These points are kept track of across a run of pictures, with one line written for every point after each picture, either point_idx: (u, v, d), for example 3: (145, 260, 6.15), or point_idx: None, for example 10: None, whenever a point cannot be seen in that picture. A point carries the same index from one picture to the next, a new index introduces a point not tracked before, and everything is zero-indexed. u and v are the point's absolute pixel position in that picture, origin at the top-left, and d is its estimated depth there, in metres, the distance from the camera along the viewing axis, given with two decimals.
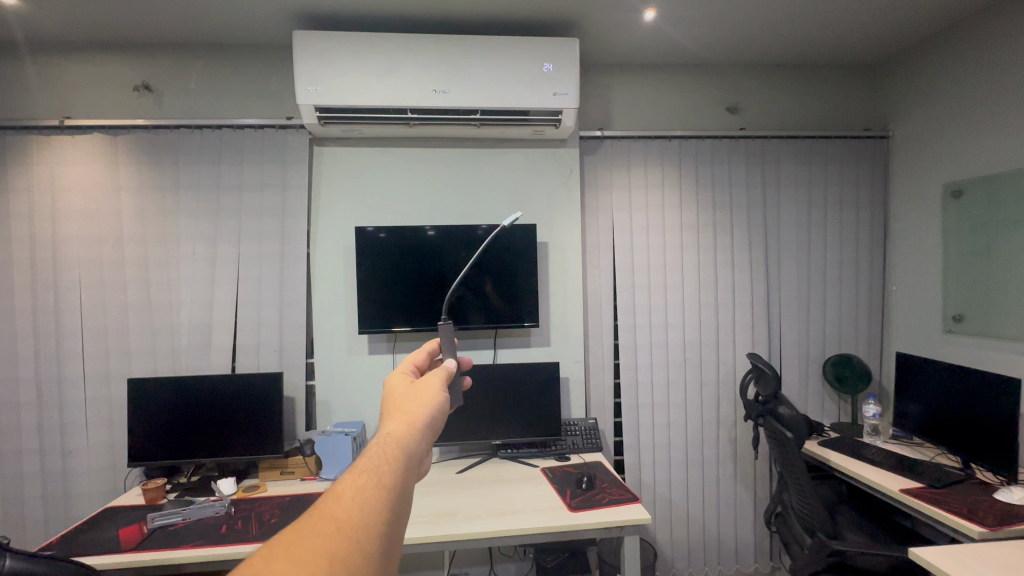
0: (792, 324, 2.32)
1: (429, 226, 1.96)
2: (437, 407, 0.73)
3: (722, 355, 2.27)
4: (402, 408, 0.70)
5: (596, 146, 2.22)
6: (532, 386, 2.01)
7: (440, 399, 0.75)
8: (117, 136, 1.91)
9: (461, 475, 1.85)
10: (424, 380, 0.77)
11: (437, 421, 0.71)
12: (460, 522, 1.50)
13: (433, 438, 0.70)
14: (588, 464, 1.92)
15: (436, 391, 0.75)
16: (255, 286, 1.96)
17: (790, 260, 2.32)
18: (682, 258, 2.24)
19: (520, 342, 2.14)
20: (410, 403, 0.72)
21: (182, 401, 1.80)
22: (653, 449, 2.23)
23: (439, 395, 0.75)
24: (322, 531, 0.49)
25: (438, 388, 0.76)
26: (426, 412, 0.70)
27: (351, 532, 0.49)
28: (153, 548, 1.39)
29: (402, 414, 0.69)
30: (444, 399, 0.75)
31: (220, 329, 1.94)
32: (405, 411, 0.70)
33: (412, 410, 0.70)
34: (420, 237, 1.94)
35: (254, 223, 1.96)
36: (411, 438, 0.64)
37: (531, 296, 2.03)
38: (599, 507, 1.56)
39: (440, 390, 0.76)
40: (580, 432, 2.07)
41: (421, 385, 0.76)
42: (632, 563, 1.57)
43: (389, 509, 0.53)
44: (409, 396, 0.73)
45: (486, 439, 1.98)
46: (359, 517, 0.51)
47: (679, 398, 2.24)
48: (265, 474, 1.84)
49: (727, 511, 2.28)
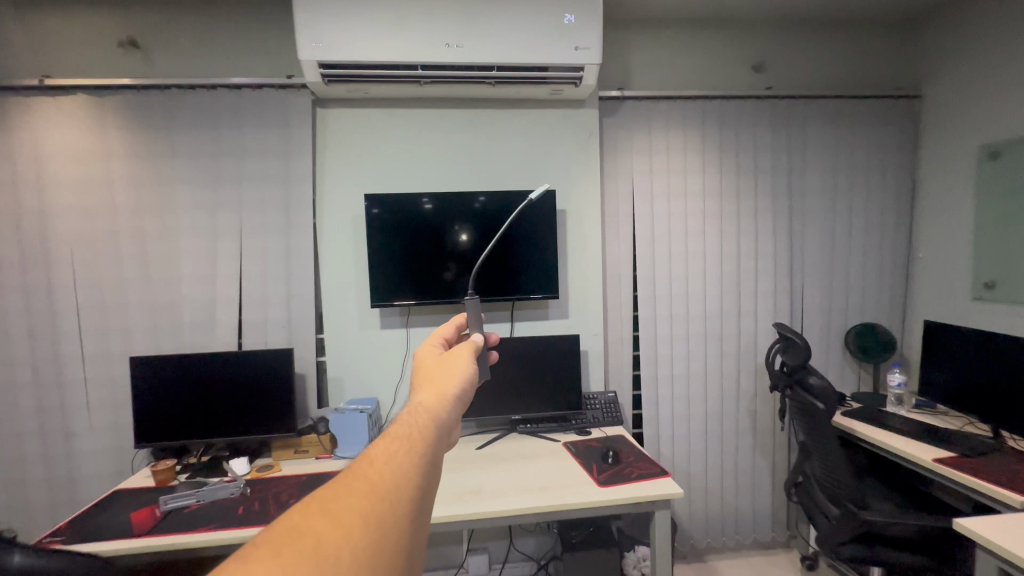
0: (815, 293, 2.26)
1: (425, 196, 1.85)
2: (463, 385, 0.81)
3: (744, 325, 2.21)
4: (433, 387, 0.80)
5: (616, 107, 2.09)
6: (551, 359, 1.95)
7: (467, 376, 0.83)
8: (103, 97, 1.76)
9: (481, 450, 1.80)
10: (450, 361, 0.86)
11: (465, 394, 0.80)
12: (479, 500, 1.45)
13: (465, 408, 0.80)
14: (610, 437, 1.88)
15: (464, 372, 0.83)
16: (260, 258, 1.85)
17: (815, 227, 2.24)
18: (704, 227, 2.15)
19: (538, 314, 2.07)
20: (441, 383, 0.80)
21: (187, 381, 1.72)
22: (673, 421, 2.20)
23: (466, 372, 0.83)
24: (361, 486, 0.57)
25: (465, 368, 0.84)
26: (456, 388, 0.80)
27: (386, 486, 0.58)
28: (168, 532, 1.33)
29: (433, 392, 0.78)
30: (471, 375, 0.83)
31: (224, 305, 1.84)
32: (435, 388, 0.79)
33: (442, 388, 0.79)
34: (416, 210, 1.84)
35: (256, 191, 1.84)
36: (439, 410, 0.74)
37: (549, 267, 1.95)
38: (626, 482, 1.52)
39: (468, 368, 0.85)
40: (599, 405, 2.02)
41: (447, 365, 0.85)
42: (662, 538, 1.52)
43: (420, 469, 0.61)
44: (441, 378, 0.82)
45: (505, 415, 1.92)
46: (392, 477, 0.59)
47: (700, 371, 2.19)
48: (278, 453, 1.77)
49: (746, 481, 2.26)
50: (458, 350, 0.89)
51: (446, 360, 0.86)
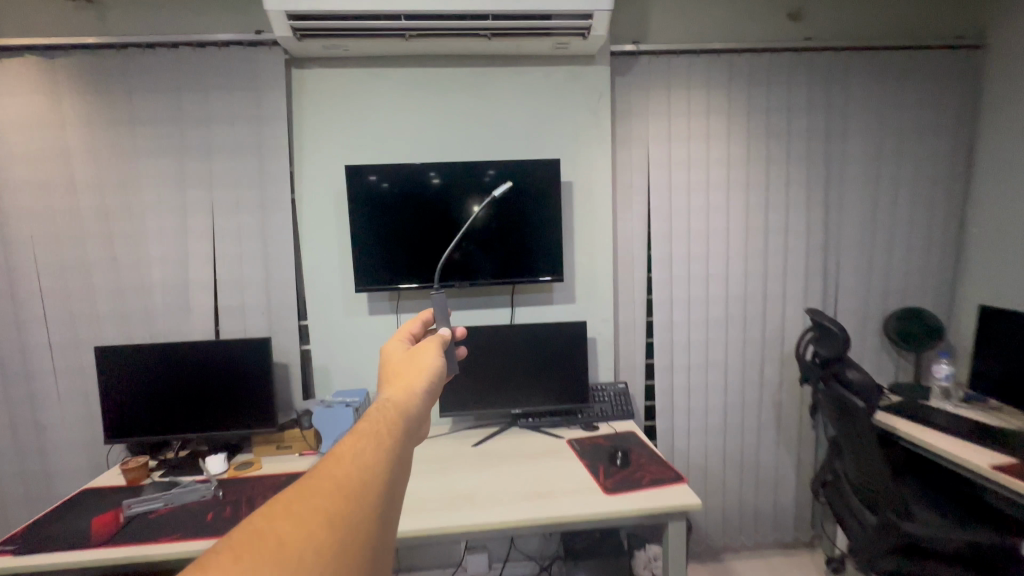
0: (851, 273, 2.02)
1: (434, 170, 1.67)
2: (432, 380, 0.73)
3: (771, 310, 1.99)
4: (399, 381, 0.71)
5: (631, 64, 1.85)
6: (555, 348, 1.77)
7: (435, 368, 0.76)
8: (55, 58, 1.58)
9: (476, 447, 1.65)
10: (419, 355, 0.77)
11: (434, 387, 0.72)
12: (469, 508, 1.30)
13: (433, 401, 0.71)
14: (619, 434, 1.71)
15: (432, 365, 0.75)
16: (234, 238, 1.69)
17: (854, 200, 1.99)
18: (728, 200, 1.92)
19: (541, 298, 1.88)
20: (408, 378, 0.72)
21: (159, 372, 1.59)
22: (689, 414, 2.02)
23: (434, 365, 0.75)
24: (324, 489, 0.47)
25: (433, 360, 0.76)
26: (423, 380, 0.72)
27: (357, 488, 0.48)
28: (128, 542, 1.21)
29: (400, 386, 0.69)
30: (438, 369, 0.75)
31: (198, 289, 1.69)
32: (402, 382, 0.71)
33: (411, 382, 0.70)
34: (422, 185, 1.66)
35: (227, 163, 1.66)
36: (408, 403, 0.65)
37: (553, 247, 1.76)
38: (636, 490, 1.35)
39: (436, 360, 0.77)
40: (608, 398, 1.85)
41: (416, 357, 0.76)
42: (675, 553, 1.35)
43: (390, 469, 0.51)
44: (407, 373, 0.73)
45: (504, 408, 1.77)
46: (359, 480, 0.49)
47: (720, 359, 2.00)
48: (259, 449, 1.65)
49: (768, 478, 2.09)
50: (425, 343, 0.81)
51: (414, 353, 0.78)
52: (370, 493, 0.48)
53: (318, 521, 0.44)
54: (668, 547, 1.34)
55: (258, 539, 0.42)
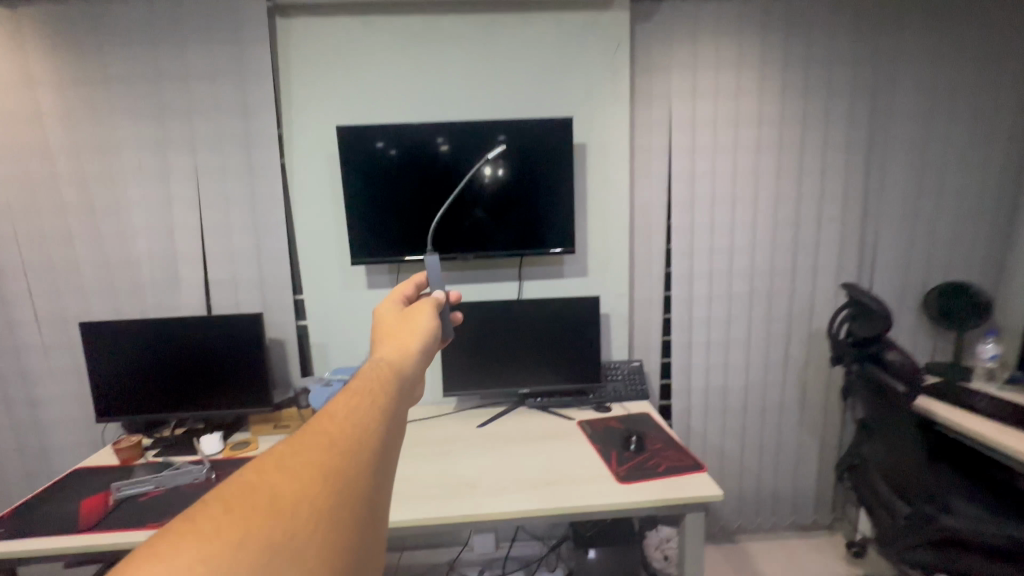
0: (891, 245, 1.85)
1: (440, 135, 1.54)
2: (428, 339, 0.69)
3: (799, 284, 1.84)
4: (394, 342, 0.67)
5: (653, 9, 1.65)
6: (566, 324, 1.66)
7: (430, 328, 0.71)
8: (18, 9, 1.44)
9: (481, 429, 1.56)
10: (413, 315, 0.72)
11: (428, 347, 0.68)
12: (472, 497, 1.21)
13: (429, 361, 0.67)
14: (633, 416, 1.61)
15: (427, 325, 0.70)
16: (223, 206, 1.58)
17: (899, 163, 1.79)
18: (758, 164, 1.74)
19: (551, 271, 1.76)
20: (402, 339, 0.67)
21: (150, 349, 1.51)
22: (706, 394, 1.91)
23: (427, 326, 0.71)
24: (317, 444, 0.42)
25: (428, 320, 0.72)
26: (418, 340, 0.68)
27: (352, 435, 0.43)
28: (116, 526, 1.16)
29: (395, 347, 0.65)
30: (434, 328, 0.71)
31: (187, 261, 1.60)
32: (396, 343, 0.67)
33: (406, 341, 0.66)
34: (428, 149, 1.53)
35: (211, 125, 1.54)
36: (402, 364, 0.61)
37: (564, 216, 1.62)
38: (651, 479, 1.25)
39: (430, 319, 0.73)
40: (621, 377, 1.75)
41: (410, 317, 0.72)
42: (693, 548, 1.26)
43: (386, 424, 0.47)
44: (401, 334, 0.69)
45: (511, 387, 1.67)
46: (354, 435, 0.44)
47: (742, 337, 1.87)
48: (255, 429, 1.58)
49: (789, 460, 1.99)
50: (418, 303, 0.76)
51: (408, 313, 0.73)
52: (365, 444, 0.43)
53: (311, 470, 0.40)
54: (686, 540, 1.25)
55: (245, 496, 0.38)
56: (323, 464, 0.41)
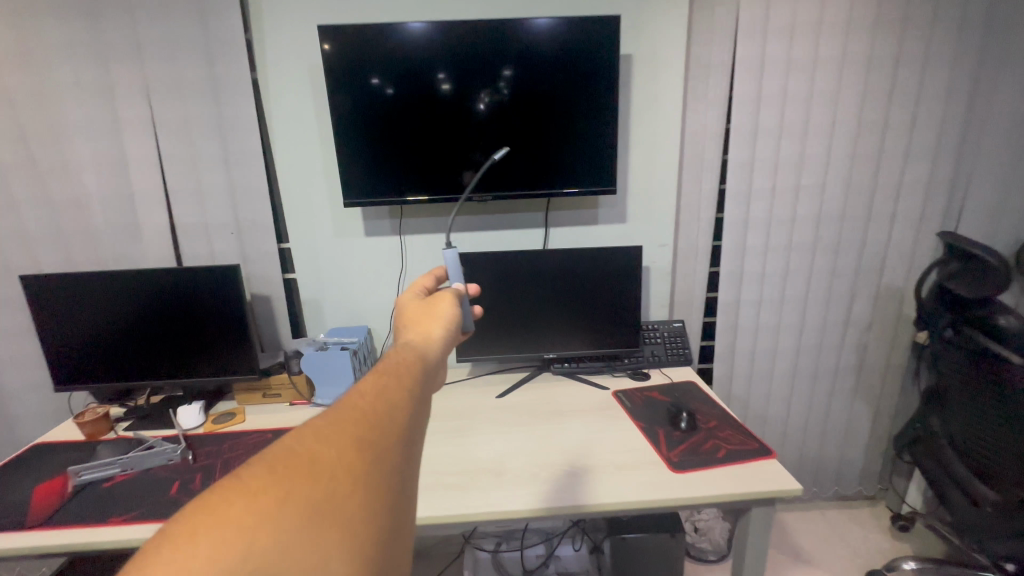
0: (986, 187, 1.55)
1: (439, 69, 1.23)
2: (449, 325, 0.71)
3: (871, 234, 1.57)
4: (417, 325, 0.69)
5: None
6: (600, 280, 1.41)
7: (452, 317, 0.72)
8: None
9: (502, 400, 1.36)
10: (436, 302, 0.74)
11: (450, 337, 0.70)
12: (496, 487, 1.01)
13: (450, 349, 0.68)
14: (677, 385, 1.39)
15: (448, 312, 0.72)
16: (184, 134, 1.29)
17: (1012, 86, 1.46)
18: (838, 84, 1.42)
19: (581, 216, 1.49)
20: (424, 324, 0.69)
21: (109, 308, 1.27)
22: (752, 358, 1.69)
23: (449, 315, 0.72)
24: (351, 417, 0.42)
25: (449, 308, 0.74)
26: (440, 328, 0.69)
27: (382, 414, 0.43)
28: (73, 522, 0.96)
29: (418, 331, 0.68)
30: (456, 316, 0.73)
31: (148, 203, 1.34)
32: (419, 329, 0.69)
33: (428, 328, 0.68)
34: (430, 77, 1.23)
35: (159, 27, 1.22)
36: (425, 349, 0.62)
37: (601, 148, 1.33)
38: (710, 466, 1.04)
39: (451, 309, 0.74)
40: (660, 339, 1.52)
41: (432, 304, 0.74)
42: (755, 547, 1.06)
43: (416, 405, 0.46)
44: (424, 321, 0.70)
45: (535, 352, 1.45)
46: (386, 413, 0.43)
47: (798, 294, 1.62)
48: (242, 398, 1.38)
49: (837, 430, 1.80)
50: (439, 293, 0.78)
51: (429, 302, 0.75)
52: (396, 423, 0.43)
53: (343, 440, 0.39)
54: (748, 537, 1.05)
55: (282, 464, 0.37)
56: (355, 437, 0.40)
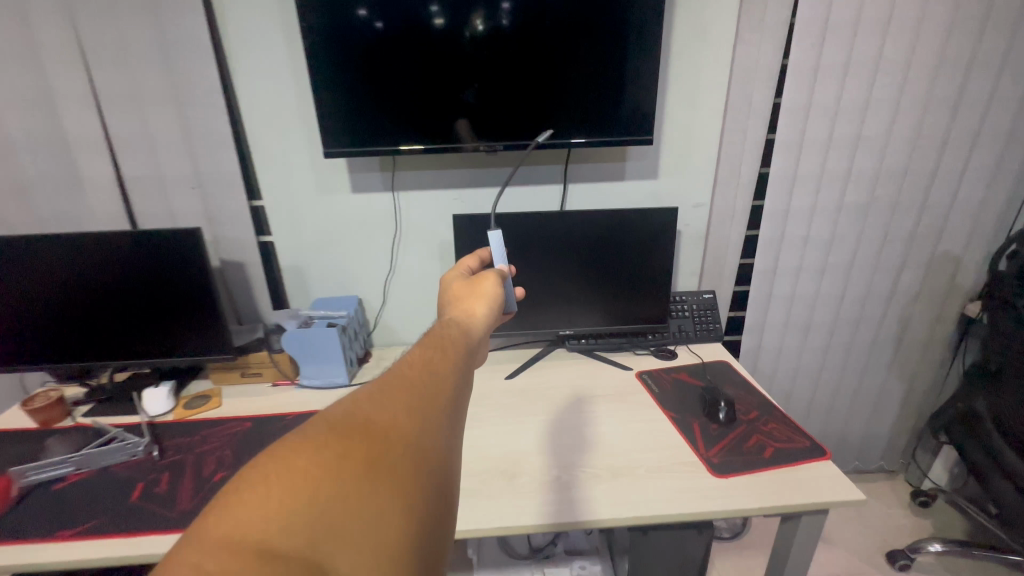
0: None
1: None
2: (492, 305, 0.74)
3: (932, 195, 1.37)
4: (460, 302, 0.73)
5: None
6: (626, 247, 1.22)
7: (494, 298, 0.75)
8: None
9: (512, 382, 1.21)
10: (481, 280, 0.77)
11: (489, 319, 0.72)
12: (511, 493, 0.87)
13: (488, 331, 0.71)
14: (708, 366, 1.24)
15: (492, 291, 0.75)
16: (121, 63, 1.05)
17: None
18: (922, 12, 1.17)
19: (605, 171, 1.28)
20: (468, 301, 0.73)
21: (49, 278, 1.08)
22: (783, 331, 1.54)
23: (491, 296, 0.75)
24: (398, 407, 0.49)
25: (493, 286, 0.77)
26: (482, 310, 0.72)
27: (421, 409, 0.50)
28: (18, 536, 0.82)
29: (462, 308, 0.72)
30: (499, 296, 0.76)
31: (88, 151, 1.11)
32: (463, 306, 0.73)
33: (472, 305, 0.72)
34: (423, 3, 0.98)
35: None
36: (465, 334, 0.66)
37: (635, 87, 1.10)
38: (757, 468, 0.90)
39: (495, 289, 0.76)
40: (687, 313, 1.36)
41: (477, 283, 0.77)
42: (800, 555, 0.94)
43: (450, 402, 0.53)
44: (468, 299, 0.74)
45: (549, 327, 1.29)
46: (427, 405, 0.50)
47: (842, 263, 1.44)
48: (218, 378, 1.22)
49: (864, 406, 1.68)
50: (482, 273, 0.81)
51: (473, 280, 0.78)
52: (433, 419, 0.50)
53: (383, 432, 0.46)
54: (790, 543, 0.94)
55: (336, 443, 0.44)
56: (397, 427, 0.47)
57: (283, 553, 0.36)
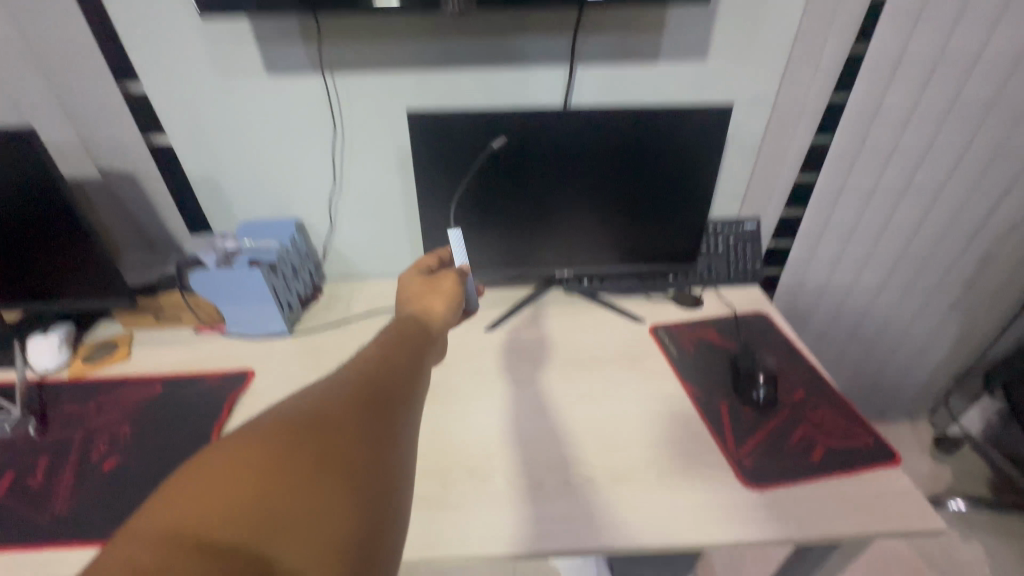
0: None
1: None
2: (451, 304, 0.61)
3: None
4: (417, 300, 0.60)
5: None
6: (651, 162, 0.88)
7: (456, 293, 0.63)
8: None
9: (492, 336, 0.97)
10: (439, 277, 0.65)
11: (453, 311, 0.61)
12: (475, 504, 0.67)
13: (454, 322, 0.61)
14: (740, 321, 0.98)
15: (452, 289, 0.63)
16: None
17: None
18: None
19: (630, 47, 0.89)
20: (424, 299, 0.60)
21: None
22: (832, 266, 1.25)
23: (452, 291, 0.63)
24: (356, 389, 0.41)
25: (454, 284, 0.64)
26: (442, 303, 0.60)
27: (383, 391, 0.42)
28: None
29: (418, 306, 0.59)
30: (459, 295, 0.64)
31: None
32: (419, 303, 0.60)
33: (430, 302, 0.60)
34: None
35: None
36: (427, 319, 0.56)
37: None
38: (804, 479, 0.69)
39: (458, 287, 0.64)
40: (720, 247, 1.07)
41: (435, 282, 0.64)
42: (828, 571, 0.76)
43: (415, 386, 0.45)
44: (423, 297, 0.61)
45: (542, 267, 1.00)
46: (389, 389, 0.43)
47: (930, 184, 1.10)
48: (127, 322, 0.98)
49: (909, 354, 1.44)
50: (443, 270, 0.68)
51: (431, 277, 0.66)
52: (397, 402, 0.42)
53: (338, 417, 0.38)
54: (815, 565, 0.75)
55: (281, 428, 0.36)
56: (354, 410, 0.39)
57: (218, 549, 0.29)
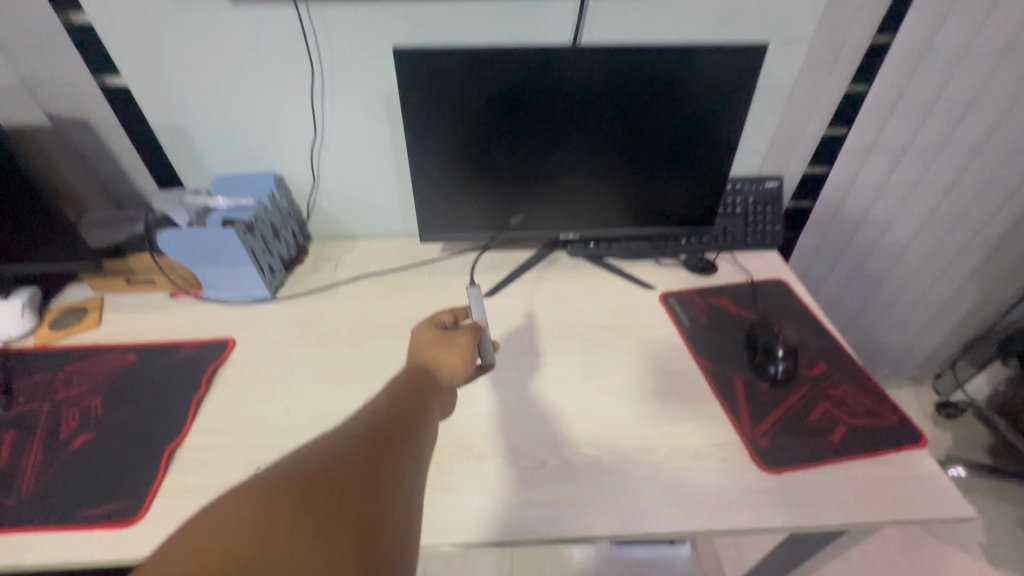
0: None
1: None
2: (465, 361, 0.59)
3: None
4: (428, 354, 0.58)
5: None
6: (669, 114, 0.79)
7: (469, 349, 0.61)
8: None
9: (489, 303, 0.90)
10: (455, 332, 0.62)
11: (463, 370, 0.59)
12: (469, 487, 0.63)
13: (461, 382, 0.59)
14: (756, 288, 0.91)
15: (467, 345, 0.61)
16: None
17: None
18: None
19: None
20: (436, 354, 0.58)
21: None
22: (853, 227, 1.17)
23: (466, 346, 0.61)
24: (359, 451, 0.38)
25: (467, 340, 0.62)
26: (454, 362, 0.58)
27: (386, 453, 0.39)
28: None
29: (427, 362, 0.57)
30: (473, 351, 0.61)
31: None
32: (429, 358, 0.57)
33: (443, 358, 0.57)
34: None
35: None
36: (435, 378, 0.54)
37: None
38: (823, 461, 0.64)
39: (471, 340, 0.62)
40: (737, 207, 0.99)
41: (450, 336, 0.61)
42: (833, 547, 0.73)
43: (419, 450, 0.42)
44: (437, 351, 0.58)
45: (544, 230, 0.92)
46: (393, 453, 0.40)
47: (970, 139, 1.00)
48: (95, 285, 0.91)
49: (922, 320, 1.39)
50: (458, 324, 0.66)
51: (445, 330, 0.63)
52: (400, 466, 0.39)
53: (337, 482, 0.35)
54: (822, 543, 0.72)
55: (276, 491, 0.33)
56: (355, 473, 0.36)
57: None
